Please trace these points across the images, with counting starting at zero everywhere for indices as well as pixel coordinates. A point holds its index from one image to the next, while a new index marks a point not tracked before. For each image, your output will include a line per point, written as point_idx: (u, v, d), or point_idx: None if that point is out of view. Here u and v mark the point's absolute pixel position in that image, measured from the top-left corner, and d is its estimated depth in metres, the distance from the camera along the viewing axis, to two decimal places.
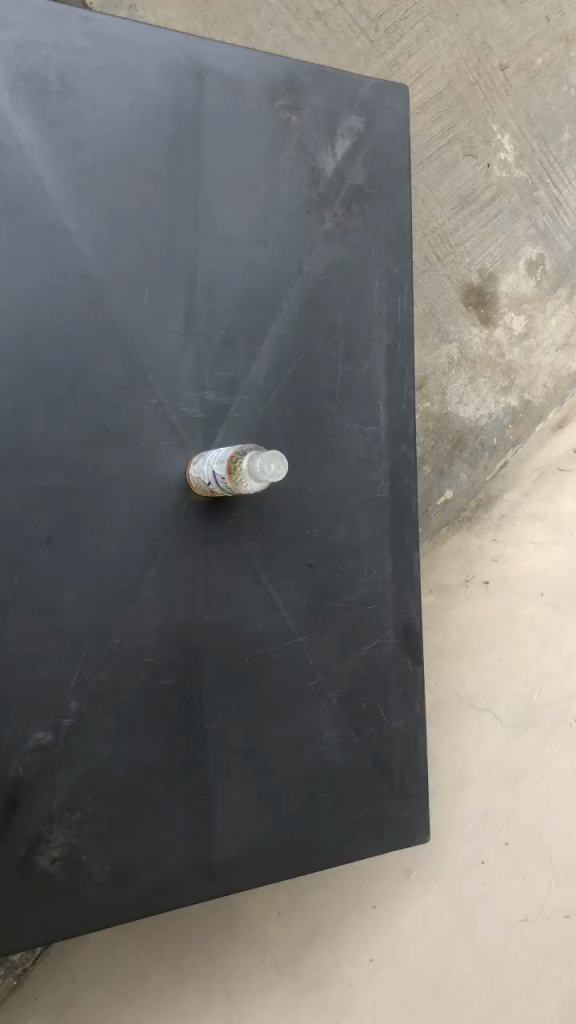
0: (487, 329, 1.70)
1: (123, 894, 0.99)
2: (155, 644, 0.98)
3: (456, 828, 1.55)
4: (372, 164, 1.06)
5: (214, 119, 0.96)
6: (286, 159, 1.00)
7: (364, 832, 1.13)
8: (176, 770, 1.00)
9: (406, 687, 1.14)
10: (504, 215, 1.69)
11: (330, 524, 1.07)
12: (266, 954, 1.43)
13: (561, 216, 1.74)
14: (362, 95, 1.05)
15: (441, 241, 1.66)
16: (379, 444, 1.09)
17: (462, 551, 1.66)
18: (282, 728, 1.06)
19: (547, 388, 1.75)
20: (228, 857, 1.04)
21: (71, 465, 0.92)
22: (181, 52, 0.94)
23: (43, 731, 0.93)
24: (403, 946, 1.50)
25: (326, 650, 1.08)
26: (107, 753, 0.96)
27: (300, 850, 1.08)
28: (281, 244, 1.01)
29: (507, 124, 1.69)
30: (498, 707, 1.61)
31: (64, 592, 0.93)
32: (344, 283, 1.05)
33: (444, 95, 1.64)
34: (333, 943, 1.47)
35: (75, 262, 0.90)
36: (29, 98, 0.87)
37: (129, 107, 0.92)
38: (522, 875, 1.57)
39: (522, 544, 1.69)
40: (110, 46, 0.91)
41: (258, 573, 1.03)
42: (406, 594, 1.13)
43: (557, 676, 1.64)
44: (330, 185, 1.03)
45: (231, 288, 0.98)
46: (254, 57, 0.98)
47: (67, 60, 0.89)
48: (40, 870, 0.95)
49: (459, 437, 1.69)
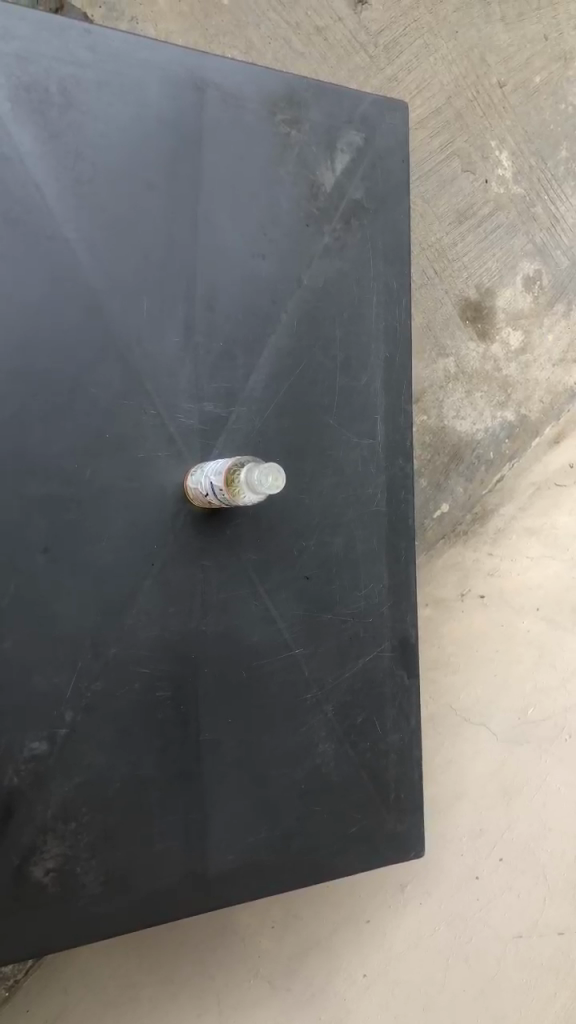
0: (484, 343, 1.71)
1: (116, 905, 0.98)
2: (152, 654, 0.98)
3: (450, 842, 1.55)
4: (371, 179, 1.07)
5: (215, 132, 0.97)
6: (286, 172, 1.01)
7: (358, 845, 1.12)
8: (171, 781, 1.00)
9: (402, 700, 1.14)
10: (501, 231, 1.71)
11: (327, 535, 1.07)
12: (259, 967, 1.42)
13: (558, 232, 1.75)
14: (362, 110, 1.06)
15: (439, 256, 1.67)
16: (376, 457, 1.09)
17: (458, 565, 1.67)
18: (277, 740, 1.05)
19: (543, 403, 1.76)
20: (222, 869, 1.04)
21: (69, 473, 0.92)
22: (181, 66, 0.95)
23: (38, 740, 0.93)
24: (396, 962, 1.49)
25: (322, 663, 1.08)
26: (103, 763, 0.96)
27: (294, 863, 1.08)
28: (279, 257, 1.01)
29: (505, 141, 1.71)
30: (493, 721, 1.61)
31: (61, 600, 0.93)
32: (343, 296, 1.06)
33: (442, 111, 1.66)
34: (326, 958, 1.46)
35: (74, 271, 0.91)
36: (30, 109, 0.88)
37: (129, 119, 0.93)
38: (516, 891, 1.56)
39: (518, 559, 1.69)
40: (111, 59, 0.92)
41: (255, 583, 1.03)
42: (402, 607, 1.13)
43: (553, 691, 1.63)
44: (329, 199, 1.04)
45: (230, 299, 0.99)
46: (255, 71, 0.99)
47: (68, 72, 0.90)
48: (33, 881, 0.95)
49: (456, 450, 1.70)
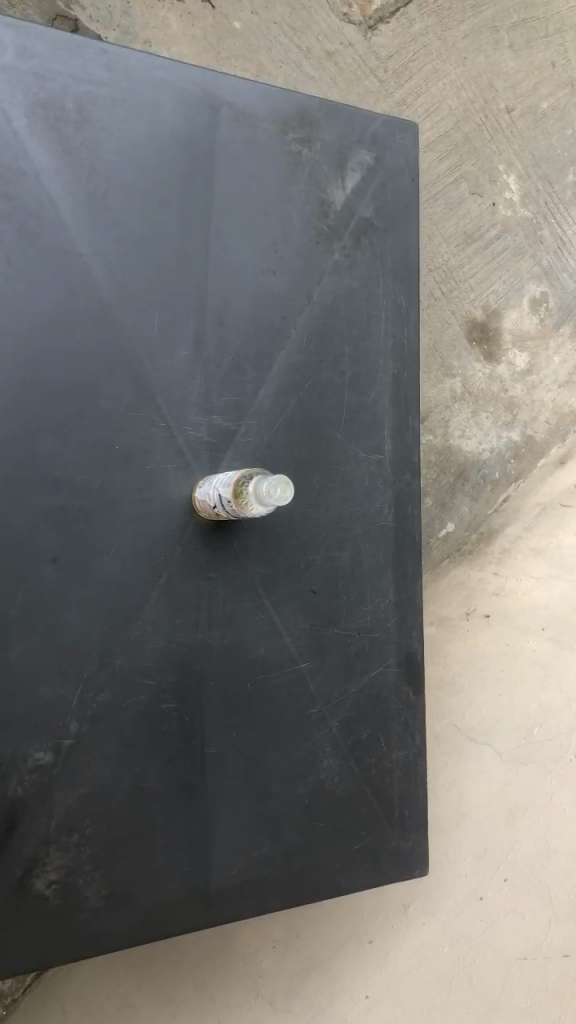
0: (490, 365, 1.72)
1: (117, 920, 0.97)
2: (157, 665, 0.97)
3: (453, 861, 1.53)
4: (381, 198, 1.08)
5: (227, 150, 0.99)
6: (296, 189, 1.03)
7: (362, 863, 1.11)
8: (175, 794, 0.99)
9: (407, 715, 1.13)
10: (508, 252, 1.73)
11: (333, 549, 1.07)
12: (259, 987, 1.40)
13: (564, 256, 1.77)
14: (373, 130, 1.08)
15: (445, 277, 1.69)
16: (383, 472, 1.10)
17: (463, 584, 1.67)
18: (281, 756, 1.05)
19: (549, 424, 1.76)
20: (224, 885, 1.03)
21: (78, 484, 0.93)
22: (196, 85, 0.97)
23: (42, 751, 0.93)
24: (398, 984, 1.46)
25: (327, 676, 1.07)
26: (107, 775, 0.95)
27: (296, 879, 1.07)
28: (289, 273, 1.03)
29: (513, 165, 1.73)
30: (497, 741, 1.60)
31: (68, 612, 0.93)
32: (352, 313, 1.07)
33: (451, 134, 1.68)
34: (327, 978, 1.43)
35: (87, 285, 0.92)
36: (46, 126, 0.90)
37: (144, 136, 0.94)
38: (520, 912, 1.54)
39: (524, 578, 1.69)
40: (128, 78, 0.93)
41: (261, 596, 1.03)
42: (408, 623, 1.13)
43: (557, 712, 1.62)
44: (339, 217, 1.06)
45: (241, 315, 1.00)
46: (268, 91, 1.01)
47: (85, 90, 0.92)
48: (34, 894, 0.94)
49: (462, 470, 1.70)
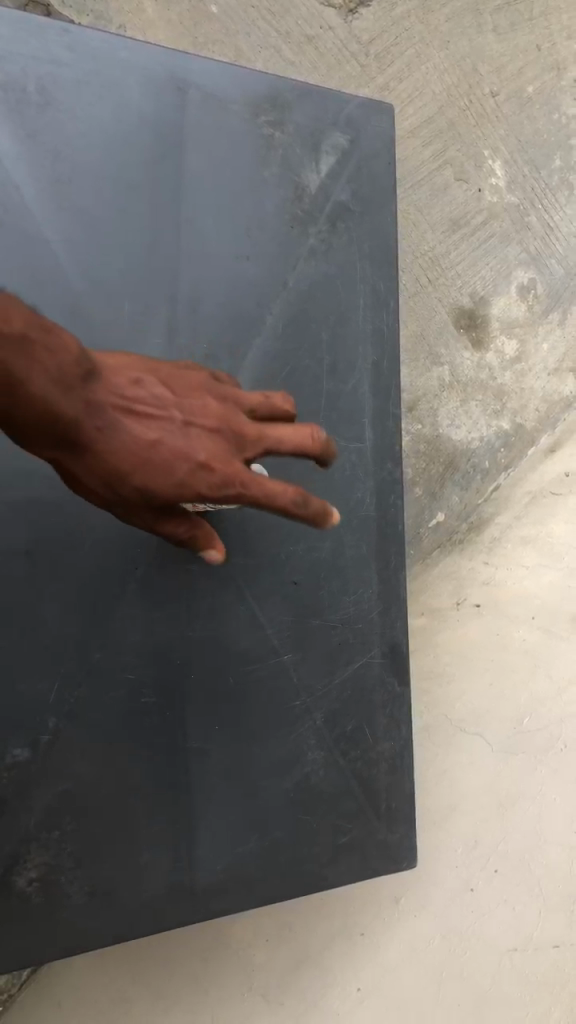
0: (478, 352, 1.70)
1: (101, 919, 0.96)
2: (137, 659, 0.96)
3: (444, 853, 1.52)
4: (357, 181, 1.06)
5: (197, 133, 0.97)
6: (269, 174, 1.01)
7: (350, 855, 1.10)
8: (157, 790, 0.98)
9: (393, 707, 1.12)
10: (495, 241, 1.70)
11: (315, 540, 1.05)
12: (252, 982, 1.40)
13: (552, 242, 1.72)
14: (348, 112, 1.05)
15: (431, 264, 1.68)
16: (364, 462, 1.07)
17: (454, 574, 1.64)
18: (264, 750, 1.03)
19: (539, 412, 1.71)
20: (210, 881, 1.02)
21: (52, 476, 0.91)
22: (162, 68, 0.95)
23: (20, 748, 0.92)
24: (389, 976, 1.46)
25: (311, 668, 1.06)
26: (87, 771, 0.94)
27: (282, 874, 1.05)
28: (263, 259, 1.01)
29: (498, 151, 1.70)
30: (488, 733, 1.59)
31: (43, 605, 0.92)
32: (329, 299, 1.04)
33: (435, 120, 1.66)
34: (319, 971, 1.43)
35: (55, 272, 0.91)
36: (8, 110, 0.88)
37: (109, 119, 0.93)
38: (511, 905, 1.54)
39: (514, 568, 1.65)
40: (92, 59, 0.92)
41: (241, 588, 1.01)
42: (393, 614, 1.11)
43: (547, 703, 1.61)
44: (315, 201, 1.03)
45: (213, 303, 0.98)
46: (239, 73, 0.99)
47: (46, 72, 0.90)
48: (16, 893, 0.93)
49: (451, 459, 1.68)
